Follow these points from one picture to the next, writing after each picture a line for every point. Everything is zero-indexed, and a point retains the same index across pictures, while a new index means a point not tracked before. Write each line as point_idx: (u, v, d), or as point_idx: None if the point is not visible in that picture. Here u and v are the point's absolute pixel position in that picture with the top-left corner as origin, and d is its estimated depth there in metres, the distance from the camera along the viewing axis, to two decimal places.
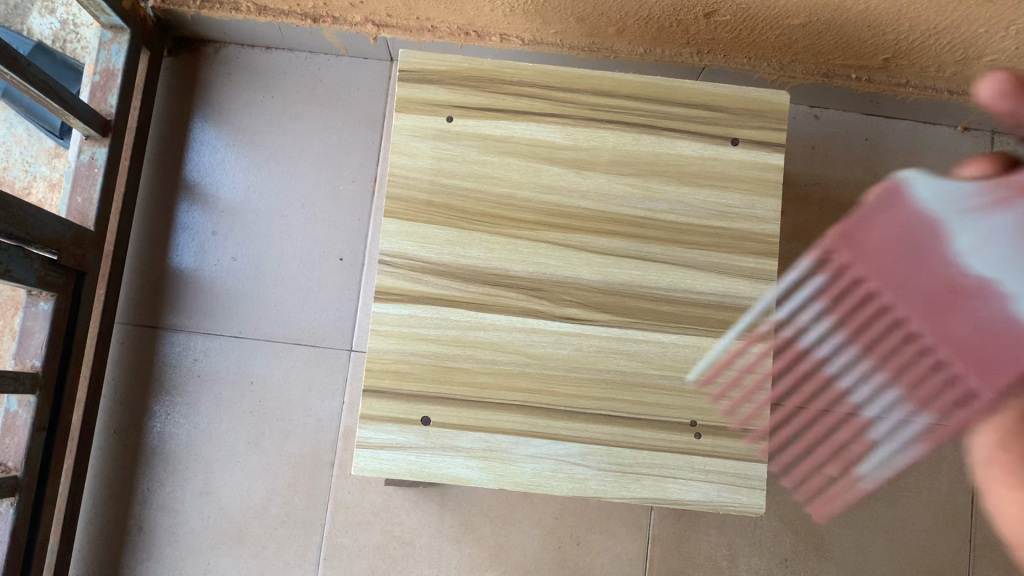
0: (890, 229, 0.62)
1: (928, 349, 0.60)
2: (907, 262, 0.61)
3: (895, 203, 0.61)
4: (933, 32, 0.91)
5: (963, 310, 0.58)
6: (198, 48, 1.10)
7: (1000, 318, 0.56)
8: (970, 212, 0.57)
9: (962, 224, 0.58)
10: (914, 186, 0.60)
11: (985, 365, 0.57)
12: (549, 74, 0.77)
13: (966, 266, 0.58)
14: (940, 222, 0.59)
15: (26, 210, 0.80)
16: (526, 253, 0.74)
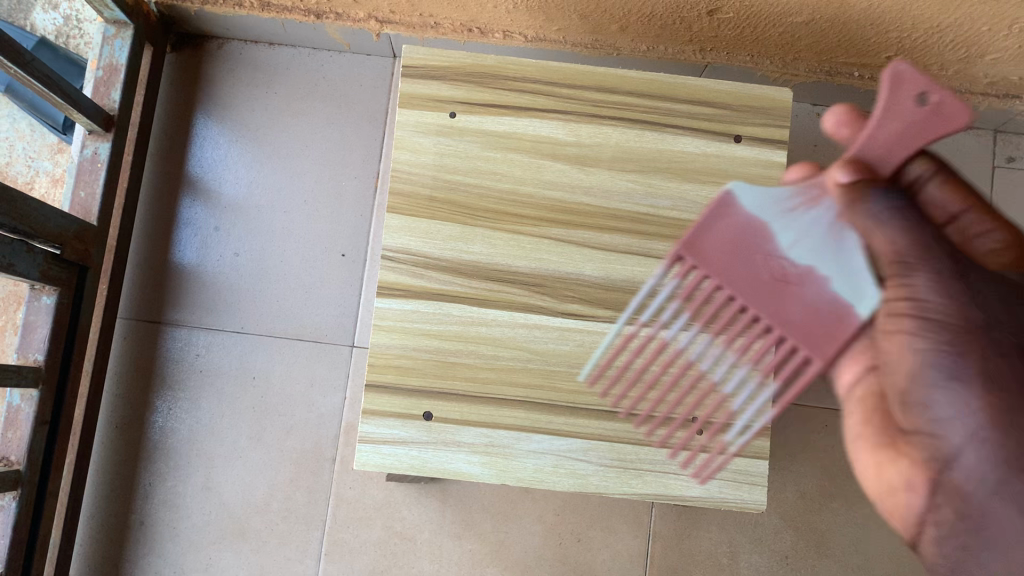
0: (722, 243, 0.54)
1: (812, 340, 0.52)
2: (756, 258, 0.53)
3: (733, 209, 0.54)
4: (936, 31, 0.91)
5: (792, 295, 0.52)
6: (201, 43, 1.10)
7: (827, 299, 0.52)
8: (791, 218, 0.53)
9: (783, 226, 0.53)
10: (740, 197, 0.54)
11: (827, 338, 0.52)
12: (552, 70, 0.78)
13: (787, 258, 0.53)
14: (764, 229, 0.53)
15: (29, 204, 0.80)
16: (529, 249, 0.74)
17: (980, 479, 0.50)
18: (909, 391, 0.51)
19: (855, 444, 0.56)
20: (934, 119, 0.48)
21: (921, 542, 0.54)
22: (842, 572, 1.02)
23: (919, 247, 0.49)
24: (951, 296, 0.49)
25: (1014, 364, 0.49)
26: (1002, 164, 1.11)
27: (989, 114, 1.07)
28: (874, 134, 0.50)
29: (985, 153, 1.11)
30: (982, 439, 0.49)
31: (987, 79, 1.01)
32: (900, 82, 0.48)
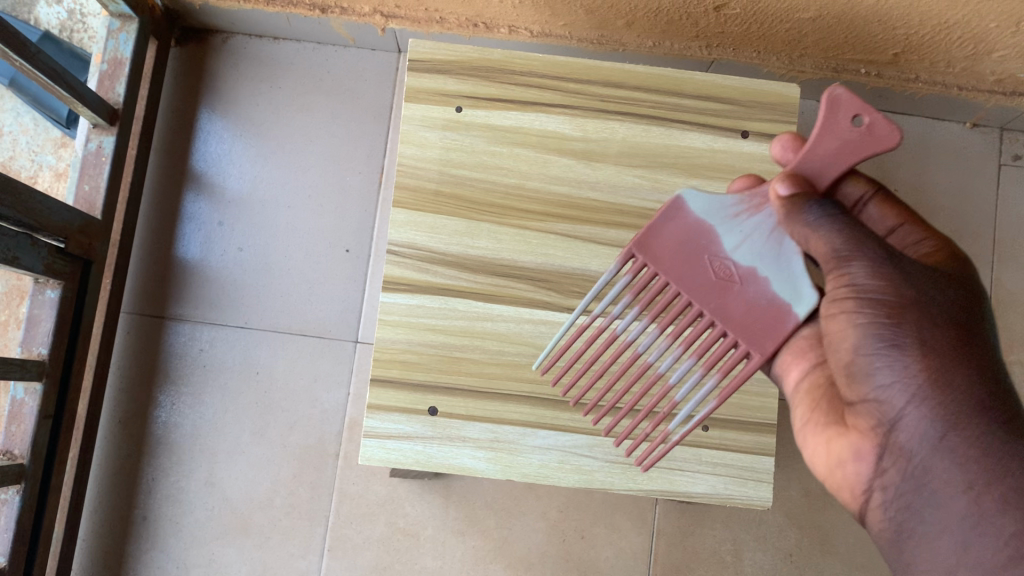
0: (673, 243, 0.57)
1: (750, 334, 0.56)
2: (701, 258, 0.57)
3: (683, 213, 0.57)
4: (943, 27, 0.91)
5: (734, 293, 0.56)
6: (205, 38, 1.10)
7: (767, 297, 0.56)
8: (735, 223, 0.57)
9: (727, 230, 0.57)
10: (689, 202, 0.57)
11: (765, 333, 0.55)
12: (559, 65, 0.77)
13: (732, 259, 0.56)
14: (710, 233, 0.57)
15: (34, 197, 0.80)
16: (535, 244, 0.74)
17: (916, 444, 0.49)
18: (849, 367, 0.52)
19: (807, 431, 0.57)
20: (867, 139, 0.53)
21: (875, 525, 0.53)
22: (846, 569, 1.02)
23: (851, 234, 0.52)
24: (883, 273, 0.50)
25: (950, 335, 0.49)
26: (1008, 163, 1.11)
27: (997, 110, 1.06)
28: (813, 150, 0.55)
29: (991, 152, 1.11)
30: (915, 401, 0.49)
31: (993, 76, 1.00)
32: (836, 104, 0.53)
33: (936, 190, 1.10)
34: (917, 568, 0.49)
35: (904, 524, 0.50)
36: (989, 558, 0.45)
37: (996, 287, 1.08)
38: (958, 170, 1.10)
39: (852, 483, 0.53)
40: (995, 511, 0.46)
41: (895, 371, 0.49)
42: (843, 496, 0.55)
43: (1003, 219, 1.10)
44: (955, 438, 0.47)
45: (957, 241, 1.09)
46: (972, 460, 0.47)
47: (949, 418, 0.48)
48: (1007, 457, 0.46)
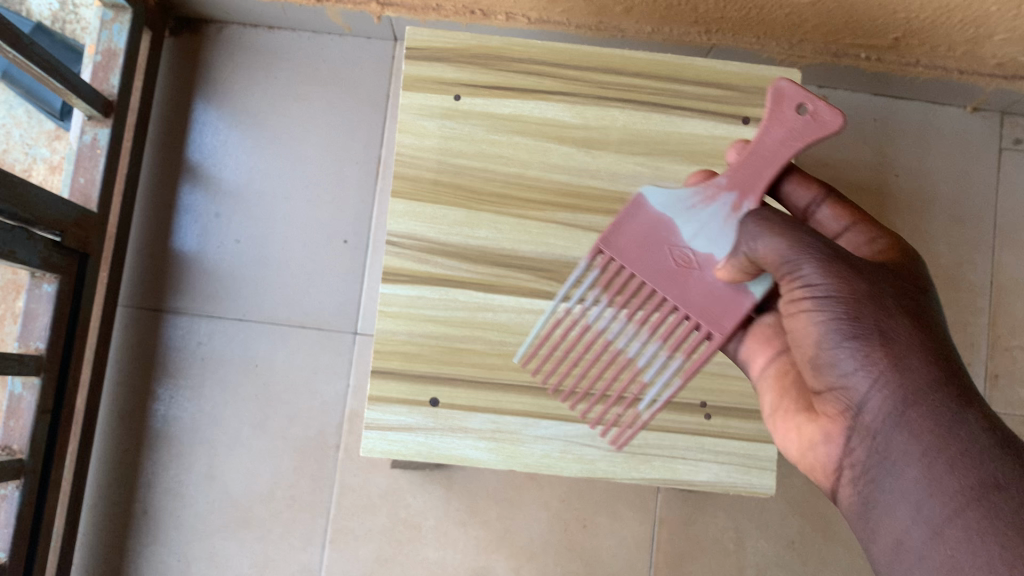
0: (633, 236, 0.58)
1: (709, 316, 0.56)
2: (661, 248, 0.57)
3: (643, 210, 0.58)
4: (944, 11, 0.90)
5: (694, 279, 0.56)
6: (200, 27, 1.09)
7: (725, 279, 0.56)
8: (691, 213, 0.57)
9: (684, 221, 0.57)
10: (650, 199, 0.58)
11: (725, 312, 0.56)
12: (558, 52, 0.76)
13: (690, 246, 0.57)
14: (669, 225, 0.58)
15: (29, 190, 0.79)
16: (536, 233, 0.73)
17: (874, 419, 0.46)
18: (810, 356, 0.50)
19: (781, 419, 0.54)
20: (812, 126, 0.54)
21: (846, 508, 0.49)
22: (848, 556, 1.02)
23: (799, 238, 0.50)
24: (836, 269, 0.48)
25: (907, 322, 0.47)
26: (1009, 146, 1.10)
27: (997, 94, 1.05)
28: (761, 141, 0.55)
29: (991, 136, 1.10)
30: (870, 380, 0.46)
31: (994, 60, 1.00)
32: (781, 96, 0.55)
33: (936, 175, 1.09)
34: (879, 542, 0.46)
35: (867, 500, 0.47)
36: (937, 518, 0.42)
37: (997, 272, 1.08)
38: (958, 155, 1.10)
39: (826, 467, 0.50)
40: (946, 472, 0.43)
41: (848, 353, 0.47)
42: (820, 484, 0.52)
43: (1004, 204, 1.09)
44: (909, 408, 0.45)
45: (958, 226, 1.08)
46: (925, 425, 0.44)
47: (902, 391, 0.45)
48: (960, 420, 0.43)
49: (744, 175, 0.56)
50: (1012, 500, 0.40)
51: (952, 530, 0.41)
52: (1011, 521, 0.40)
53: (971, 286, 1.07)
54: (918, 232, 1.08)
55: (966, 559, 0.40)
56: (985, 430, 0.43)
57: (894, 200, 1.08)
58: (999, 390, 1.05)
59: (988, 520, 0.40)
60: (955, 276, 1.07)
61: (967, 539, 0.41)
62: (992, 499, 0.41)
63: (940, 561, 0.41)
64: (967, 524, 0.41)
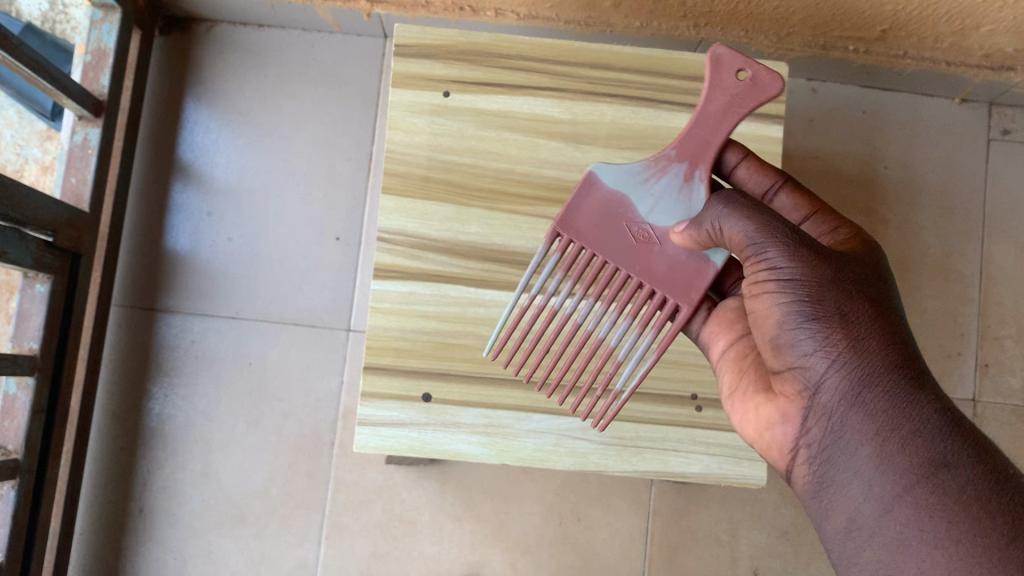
0: (590, 216, 0.57)
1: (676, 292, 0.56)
2: (620, 225, 0.57)
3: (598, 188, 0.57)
4: (931, 2, 0.91)
5: (656, 255, 0.57)
6: (189, 26, 1.09)
7: (686, 250, 0.57)
8: (647, 187, 0.57)
9: (640, 195, 0.57)
10: (602, 177, 0.57)
11: (688, 284, 0.56)
12: (546, 47, 0.77)
13: (649, 222, 0.57)
14: (625, 202, 0.57)
15: (20, 190, 0.79)
16: (526, 229, 0.73)
17: (831, 400, 0.48)
18: (768, 337, 0.51)
19: (740, 400, 0.56)
20: (752, 91, 0.56)
21: (799, 484, 0.51)
22: None
23: (763, 221, 0.50)
24: (800, 253, 0.49)
25: (867, 306, 0.48)
26: (997, 137, 1.11)
27: (985, 85, 1.06)
28: (704, 110, 0.57)
29: (980, 126, 1.11)
30: (828, 362, 0.47)
31: (981, 51, 1.00)
32: (719, 63, 0.56)
33: (925, 165, 1.10)
34: (831, 519, 0.47)
35: (821, 478, 0.48)
36: (889, 497, 0.44)
37: (986, 262, 1.08)
38: (947, 146, 1.11)
39: (783, 446, 0.52)
40: (898, 453, 0.45)
41: (808, 335, 0.48)
42: (775, 462, 0.53)
43: (993, 194, 1.10)
44: (865, 390, 0.46)
45: (947, 217, 1.09)
46: (880, 407, 0.46)
47: (859, 373, 0.47)
48: (913, 402, 0.46)
49: (693, 145, 0.57)
50: (960, 479, 0.43)
51: (903, 507, 0.44)
52: (958, 500, 0.42)
53: (960, 276, 1.08)
54: (906, 223, 1.09)
55: (916, 535, 0.43)
56: (936, 413, 0.45)
57: (883, 191, 1.09)
58: (989, 379, 1.06)
59: (937, 499, 0.43)
60: (944, 266, 1.08)
61: (917, 517, 0.43)
62: (940, 478, 0.43)
63: (891, 537, 0.44)
64: (918, 502, 0.43)
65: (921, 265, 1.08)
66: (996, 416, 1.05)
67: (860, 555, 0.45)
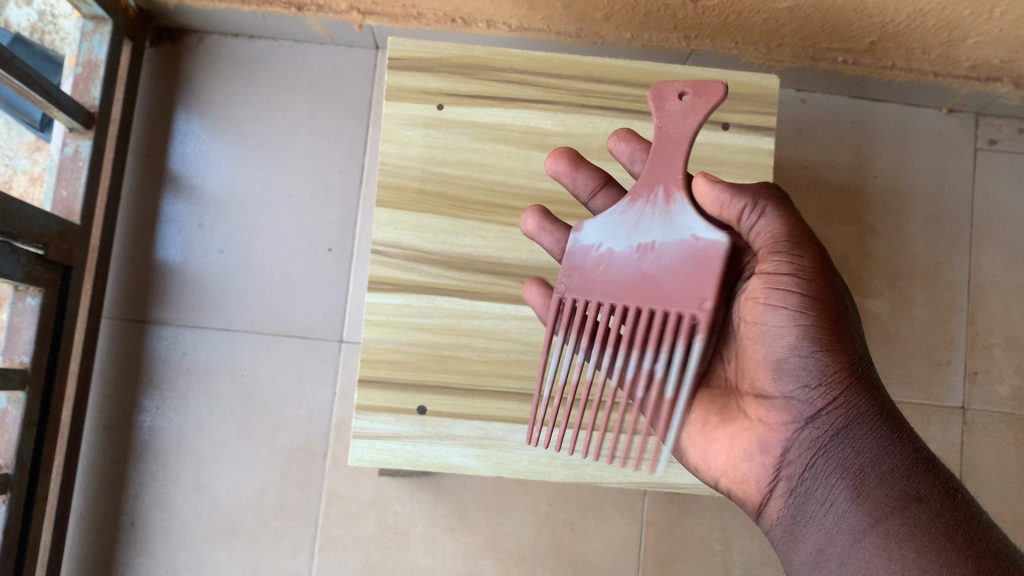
0: (676, 270, 0.53)
1: (570, 294, 0.57)
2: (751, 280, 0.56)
3: (732, 201, 0.54)
4: (918, 14, 0.92)
5: (613, 273, 0.55)
6: (180, 37, 1.09)
7: (594, 252, 0.56)
8: (640, 224, 0.55)
9: (642, 233, 0.55)
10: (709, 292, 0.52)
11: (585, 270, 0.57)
12: (538, 60, 0.77)
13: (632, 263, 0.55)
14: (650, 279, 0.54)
15: (12, 204, 0.79)
16: (520, 240, 0.73)
17: (820, 434, 0.51)
18: (758, 365, 0.54)
19: (702, 433, 0.58)
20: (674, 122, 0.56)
21: (769, 518, 0.54)
22: None
23: (796, 230, 0.52)
24: (809, 281, 0.51)
25: (859, 347, 0.52)
26: (984, 147, 1.12)
27: (972, 96, 1.07)
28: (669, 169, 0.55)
29: (967, 136, 1.12)
30: (820, 396, 0.51)
31: (968, 62, 1.02)
32: (705, 92, 0.55)
33: (913, 175, 1.11)
34: (803, 549, 0.51)
35: (797, 510, 0.52)
36: (862, 527, 0.48)
37: (974, 271, 1.09)
38: (934, 155, 1.12)
39: (754, 479, 0.54)
40: (875, 486, 0.49)
41: (805, 367, 0.51)
42: (741, 493, 0.56)
43: (980, 204, 1.11)
44: (851, 425, 0.50)
45: (934, 226, 1.10)
46: (864, 443, 0.50)
47: (846, 410, 0.50)
48: (893, 440, 0.50)
49: (654, 171, 0.56)
50: (928, 513, 0.47)
51: (873, 536, 0.48)
52: (927, 531, 0.47)
53: (949, 284, 1.09)
54: (895, 233, 1.09)
55: (882, 564, 0.47)
56: (913, 454, 0.50)
57: (872, 201, 1.10)
58: (978, 386, 1.06)
59: (907, 529, 0.47)
60: (933, 275, 1.09)
61: (886, 546, 0.47)
62: (911, 513, 0.47)
63: (859, 565, 0.48)
64: (888, 532, 0.47)
65: (910, 274, 1.09)
66: (986, 423, 1.06)
67: None
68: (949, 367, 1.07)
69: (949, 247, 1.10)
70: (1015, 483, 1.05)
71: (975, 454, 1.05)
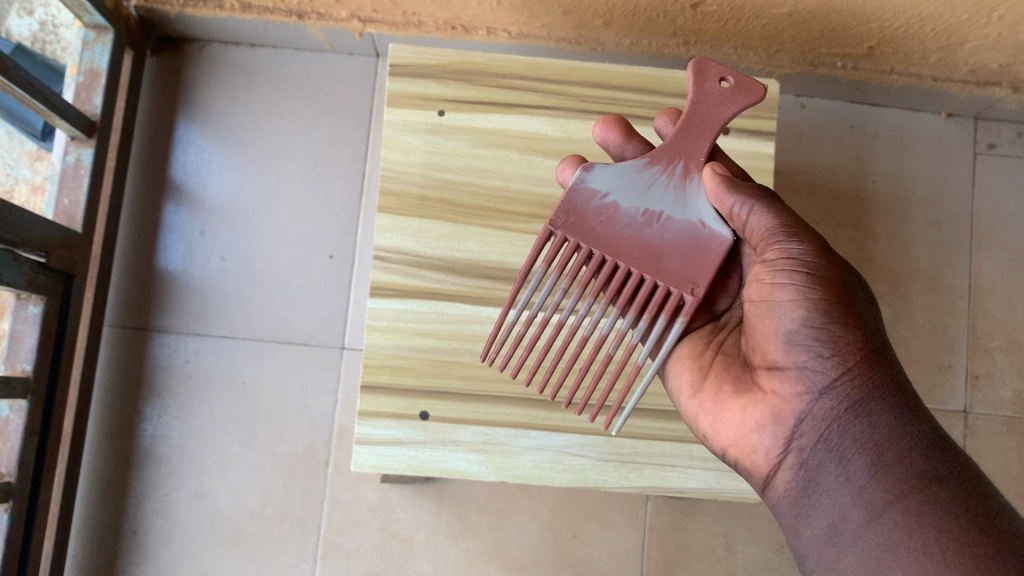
0: (674, 249, 0.56)
1: (561, 223, 0.57)
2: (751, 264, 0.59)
3: (723, 196, 0.55)
4: (916, 20, 0.92)
5: (615, 225, 0.57)
6: (180, 46, 1.09)
7: (600, 196, 0.57)
8: (652, 190, 0.57)
9: (653, 200, 0.57)
10: (698, 283, 0.56)
11: (586, 209, 0.57)
12: (538, 66, 0.78)
13: (635, 226, 0.57)
14: (650, 250, 0.56)
15: (14, 213, 0.79)
16: (521, 246, 0.74)
17: (834, 407, 0.51)
18: (769, 338, 0.54)
19: (713, 402, 0.57)
20: (704, 108, 0.58)
21: (777, 490, 0.53)
22: None
23: (791, 218, 0.55)
24: (818, 259, 0.53)
25: (869, 327, 0.52)
26: (983, 151, 1.12)
27: (971, 100, 1.07)
28: (690, 148, 0.58)
29: (967, 140, 1.12)
30: (834, 368, 0.51)
31: (967, 67, 1.02)
32: (746, 87, 0.57)
33: (913, 179, 1.11)
34: (814, 523, 0.50)
35: (808, 483, 0.51)
36: (880, 503, 0.48)
37: (974, 274, 1.10)
38: (934, 160, 1.12)
39: (763, 451, 0.54)
40: (894, 463, 0.48)
41: (817, 341, 0.51)
42: (747, 465, 0.55)
43: (980, 208, 1.11)
44: (867, 400, 0.50)
45: (935, 230, 1.10)
46: (880, 419, 0.50)
47: (862, 384, 0.50)
48: (909, 417, 0.50)
49: (678, 145, 0.58)
50: (948, 493, 0.47)
51: (893, 514, 0.47)
52: (948, 510, 0.46)
53: (949, 288, 1.09)
54: (895, 237, 1.10)
55: (903, 541, 0.46)
56: (929, 433, 0.49)
57: (872, 206, 1.10)
58: (980, 390, 1.06)
59: (927, 507, 0.46)
60: (934, 278, 1.09)
61: (906, 524, 0.46)
62: (931, 492, 0.47)
63: (877, 542, 0.47)
64: (908, 510, 0.47)
65: (910, 278, 1.09)
66: (988, 427, 1.06)
67: (843, 558, 0.48)
68: (951, 371, 1.07)
69: (949, 251, 1.10)
70: (1018, 487, 1.05)
71: (978, 458, 1.04)
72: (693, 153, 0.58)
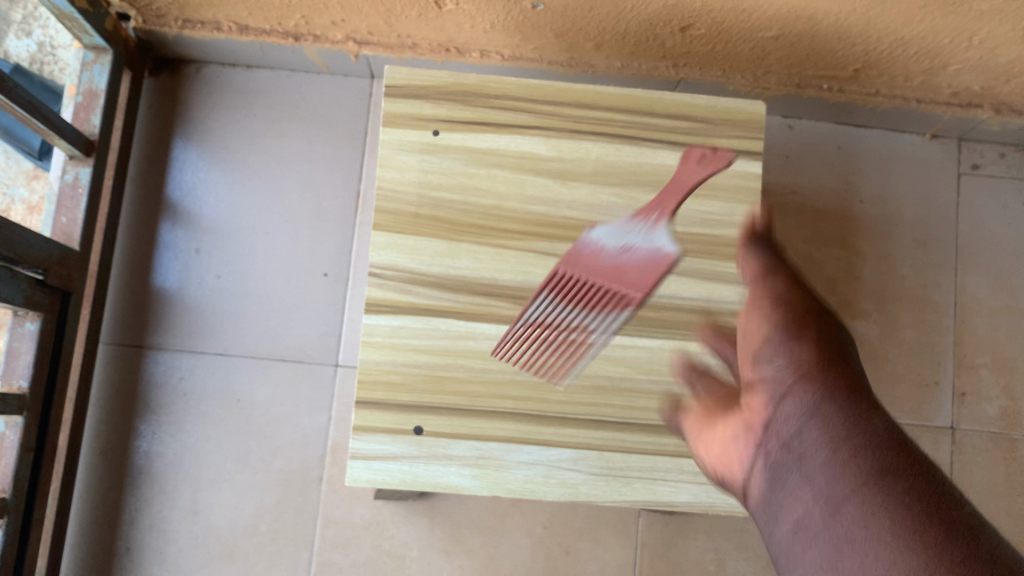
0: (640, 267, 0.64)
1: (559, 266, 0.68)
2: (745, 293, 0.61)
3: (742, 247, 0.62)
4: (899, 43, 0.94)
5: (596, 256, 0.67)
6: (179, 67, 1.11)
7: (590, 240, 0.68)
8: (630, 232, 0.66)
9: (630, 238, 0.66)
10: (652, 286, 0.64)
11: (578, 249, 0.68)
12: (531, 87, 0.79)
13: (612, 253, 0.66)
14: (621, 269, 0.65)
15: (14, 230, 0.80)
16: (515, 263, 0.75)
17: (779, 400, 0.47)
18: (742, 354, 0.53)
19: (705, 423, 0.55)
20: (677, 176, 0.66)
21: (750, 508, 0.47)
22: None
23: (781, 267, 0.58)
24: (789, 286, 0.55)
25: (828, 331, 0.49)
26: (967, 172, 1.14)
27: (954, 122, 1.09)
28: (663, 204, 0.66)
29: (950, 162, 1.15)
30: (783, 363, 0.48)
31: (950, 89, 1.04)
32: (714, 158, 0.66)
33: (899, 199, 1.13)
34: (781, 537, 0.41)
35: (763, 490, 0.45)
36: (822, 493, 0.39)
37: (960, 293, 1.11)
38: (919, 180, 1.14)
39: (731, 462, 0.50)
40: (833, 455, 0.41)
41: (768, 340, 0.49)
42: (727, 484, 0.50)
43: (965, 227, 1.13)
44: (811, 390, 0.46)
45: (920, 249, 1.12)
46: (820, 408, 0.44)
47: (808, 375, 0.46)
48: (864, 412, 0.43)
49: (655, 203, 0.67)
50: (913, 487, 0.36)
51: (848, 508, 0.37)
52: (911, 503, 0.36)
53: (935, 306, 1.11)
54: (883, 256, 1.11)
55: (859, 535, 0.36)
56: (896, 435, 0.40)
57: (859, 225, 1.12)
58: (966, 407, 1.08)
59: (883, 495, 0.37)
60: (921, 297, 1.11)
61: (862, 516, 0.36)
62: (884, 480, 0.37)
63: (833, 543, 0.37)
64: (864, 501, 0.37)
65: (898, 296, 1.10)
66: (974, 443, 1.07)
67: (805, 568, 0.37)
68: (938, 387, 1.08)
69: (934, 270, 1.12)
70: (1005, 503, 1.06)
71: (965, 473, 1.06)
72: (666, 206, 0.66)
